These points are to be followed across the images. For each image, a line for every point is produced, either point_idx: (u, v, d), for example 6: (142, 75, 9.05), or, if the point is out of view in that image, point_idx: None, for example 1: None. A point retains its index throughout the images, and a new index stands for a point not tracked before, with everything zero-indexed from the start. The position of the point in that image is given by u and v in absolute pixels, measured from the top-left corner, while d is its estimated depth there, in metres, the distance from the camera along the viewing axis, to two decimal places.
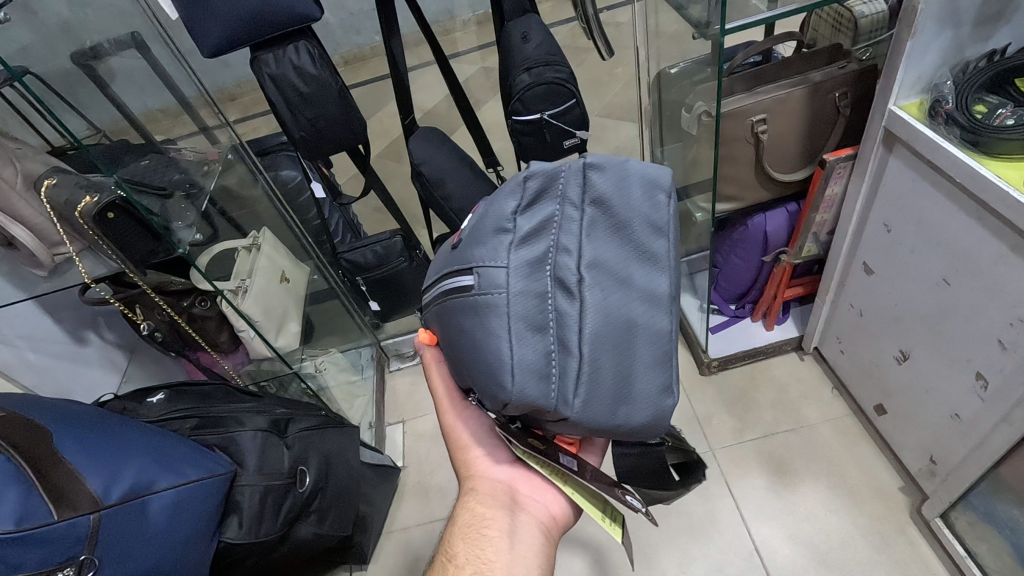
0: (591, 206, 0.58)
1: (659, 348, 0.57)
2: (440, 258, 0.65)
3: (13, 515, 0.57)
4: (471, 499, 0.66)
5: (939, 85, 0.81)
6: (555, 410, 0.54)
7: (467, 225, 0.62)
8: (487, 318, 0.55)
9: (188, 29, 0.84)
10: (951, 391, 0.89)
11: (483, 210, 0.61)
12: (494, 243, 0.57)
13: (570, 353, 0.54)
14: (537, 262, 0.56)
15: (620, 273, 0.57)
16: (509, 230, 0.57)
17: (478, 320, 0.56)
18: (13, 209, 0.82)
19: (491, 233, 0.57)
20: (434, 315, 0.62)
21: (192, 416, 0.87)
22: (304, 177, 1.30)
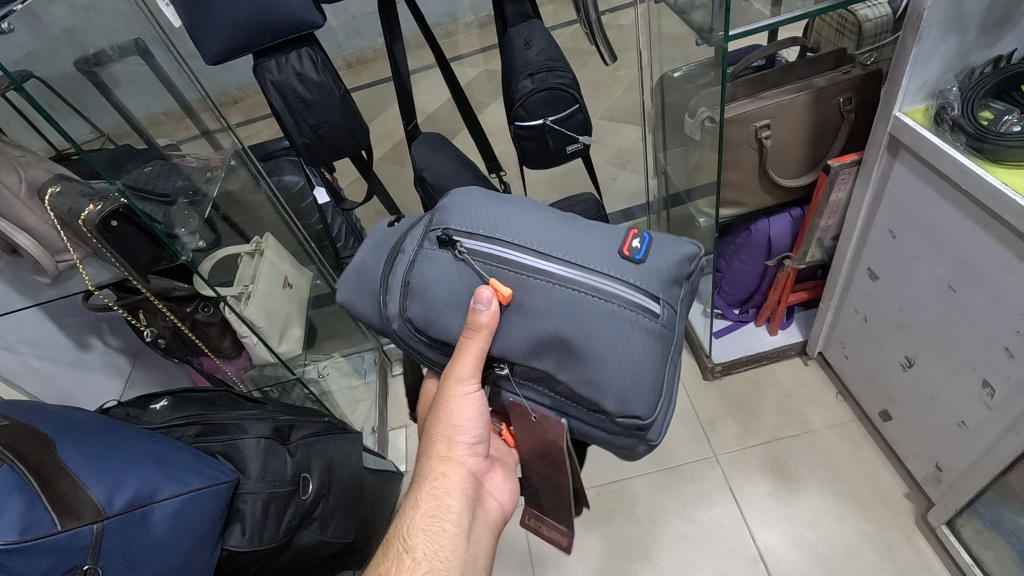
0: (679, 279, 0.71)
1: None
2: (580, 245, 0.65)
3: (14, 526, 0.57)
4: (439, 489, 0.68)
5: (944, 92, 0.81)
6: (654, 437, 0.65)
7: (637, 242, 0.66)
8: (635, 336, 0.62)
9: (191, 36, 0.84)
10: (957, 398, 0.89)
11: (654, 242, 0.67)
12: (665, 282, 0.65)
13: (668, 396, 0.67)
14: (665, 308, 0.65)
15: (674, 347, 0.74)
16: (676, 285, 0.67)
17: (637, 340, 0.62)
18: (17, 217, 0.82)
19: (661, 273, 0.65)
20: (562, 293, 0.62)
21: (195, 423, 0.87)
22: (306, 182, 1.31)
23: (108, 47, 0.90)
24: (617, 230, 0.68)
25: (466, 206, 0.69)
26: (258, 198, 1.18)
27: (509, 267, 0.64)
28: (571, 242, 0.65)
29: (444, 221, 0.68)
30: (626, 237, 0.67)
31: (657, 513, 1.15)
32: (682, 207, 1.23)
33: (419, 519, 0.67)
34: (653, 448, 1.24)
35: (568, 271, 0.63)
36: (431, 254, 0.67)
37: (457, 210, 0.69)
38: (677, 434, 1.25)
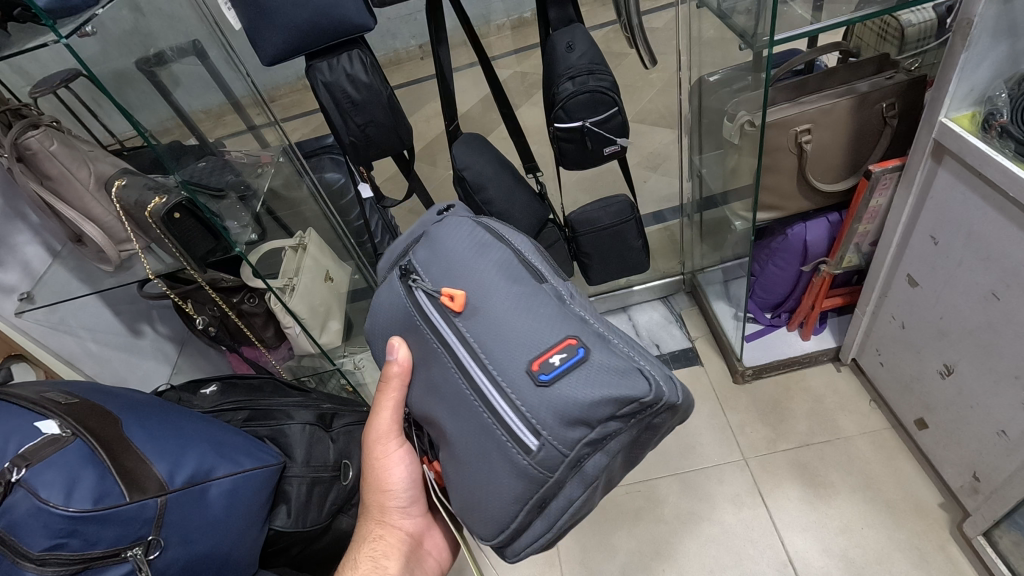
0: (639, 427, 0.59)
1: None
2: (536, 406, 0.57)
3: (90, 495, 0.61)
4: (378, 551, 0.71)
5: (992, 98, 0.80)
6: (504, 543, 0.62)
7: (557, 359, 0.57)
8: (496, 460, 0.59)
9: (251, 39, 0.88)
10: (998, 408, 0.88)
11: (591, 369, 0.57)
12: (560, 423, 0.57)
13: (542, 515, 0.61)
14: (577, 460, 0.58)
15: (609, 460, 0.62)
16: (586, 425, 0.56)
17: (492, 452, 0.59)
18: (85, 208, 0.89)
19: (565, 405, 0.56)
20: (464, 398, 0.62)
21: (243, 408, 0.91)
22: (347, 180, 1.34)
23: (168, 47, 0.91)
24: (552, 327, 0.60)
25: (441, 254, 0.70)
26: (300, 195, 1.22)
27: (428, 327, 0.66)
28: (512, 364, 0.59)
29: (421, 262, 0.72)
30: (546, 347, 0.58)
31: (685, 515, 1.16)
32: (716, 210, 1.24)
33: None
34: (682, 449, 1.25)
35: (468, 362, 0.62)
36: (394, 288, 0.72)
37: (435, 245, 0.72)
38: (705, 436, 1.26)
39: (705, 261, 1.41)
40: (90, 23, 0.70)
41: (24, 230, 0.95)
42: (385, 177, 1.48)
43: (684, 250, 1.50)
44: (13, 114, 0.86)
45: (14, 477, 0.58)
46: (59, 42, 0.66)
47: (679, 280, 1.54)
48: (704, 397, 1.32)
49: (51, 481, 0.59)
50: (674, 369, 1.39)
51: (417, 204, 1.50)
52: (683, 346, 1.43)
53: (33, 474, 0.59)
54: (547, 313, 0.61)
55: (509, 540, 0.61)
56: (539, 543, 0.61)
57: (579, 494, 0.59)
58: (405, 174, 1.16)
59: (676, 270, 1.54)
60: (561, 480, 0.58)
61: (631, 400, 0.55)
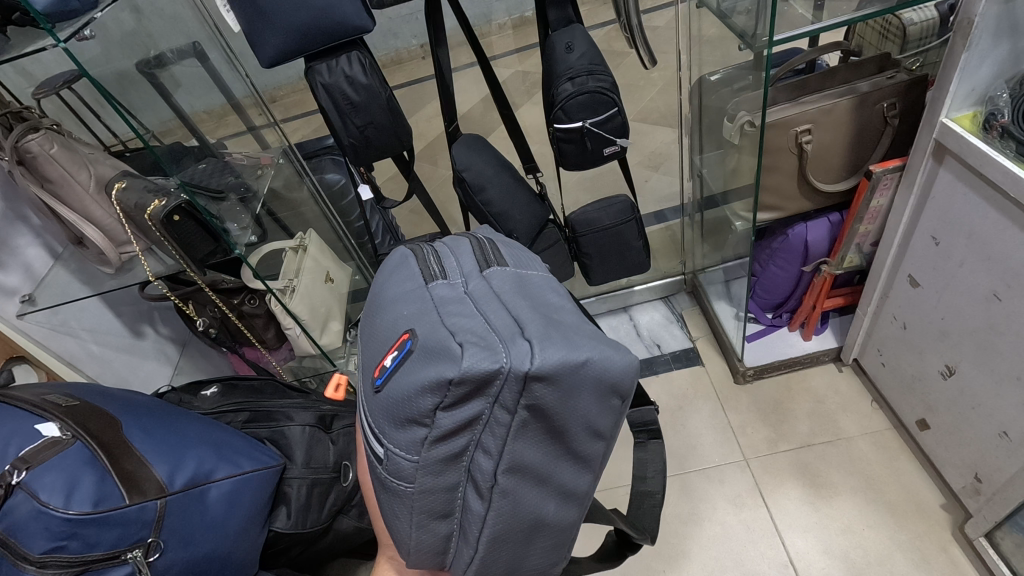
0: (527, 409, 0.48)
1: (557, 538, 0.56)
2: (376, 417, 0.52)
3: (90, 498, 0.61)
4: None
5: (994, 97, 0.80)
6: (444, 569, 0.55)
7: (389, 360, 0.52)
8: (376, 479, 0.55)
9: (250, 42, 0.88)
10: (1000, 409, 0.87)
11: (420, 363, 0.49)
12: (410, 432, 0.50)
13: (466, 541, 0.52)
14: (455, 457, 0.50)
15: (537, 471, 0.52)
16: (422, 425, 0.49)
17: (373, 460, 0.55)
18: (86, 210, 0.89)
19: (397, 404, 0.49)
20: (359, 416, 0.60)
21: (244, 409, 0.91)
22: (347, 181, 1.34)
23: (169, 50, 0.91)
24: (401, 324, 0.55)
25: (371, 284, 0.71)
26: (301, 196, 1.22)
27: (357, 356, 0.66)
28: (368, 372, 0.56)
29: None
30: (390, 348, 0.54)
31: (686, 516, 1.15)
32: (717, 210, 1.24)
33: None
34: (683, 450, 1.25)
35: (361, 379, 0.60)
36: None
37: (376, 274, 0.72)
38: (706, 436, 1.25)
39: (706, 260, 1.41)
40: (89, 27, 0.70)
41: (26, 232, 0.96)
42: (385, 177, 1.48)
43: (686, 249, 1.50)
44: (14, 117, 0.86)
45: (14, 480, 0.58)
46: (58, 45, 0.67)
47: (680, 280, 1.53)
48: (705, 397, 1.32)
49: (52, 484, 0.60)
50: (676, 369, 1.39)
51: (417, 204, 1.50)
52: (684, 346, 1.43)
53: (34, 477, 0.60)
54: (402, 310, 0.56)
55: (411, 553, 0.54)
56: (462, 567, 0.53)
57: (484, 507, 0.51)
58: (405, 175, 1.16)
59: (677, 270, 1.53)
60: (440, 490, 0.50)
61: (447, 384, 0.47)
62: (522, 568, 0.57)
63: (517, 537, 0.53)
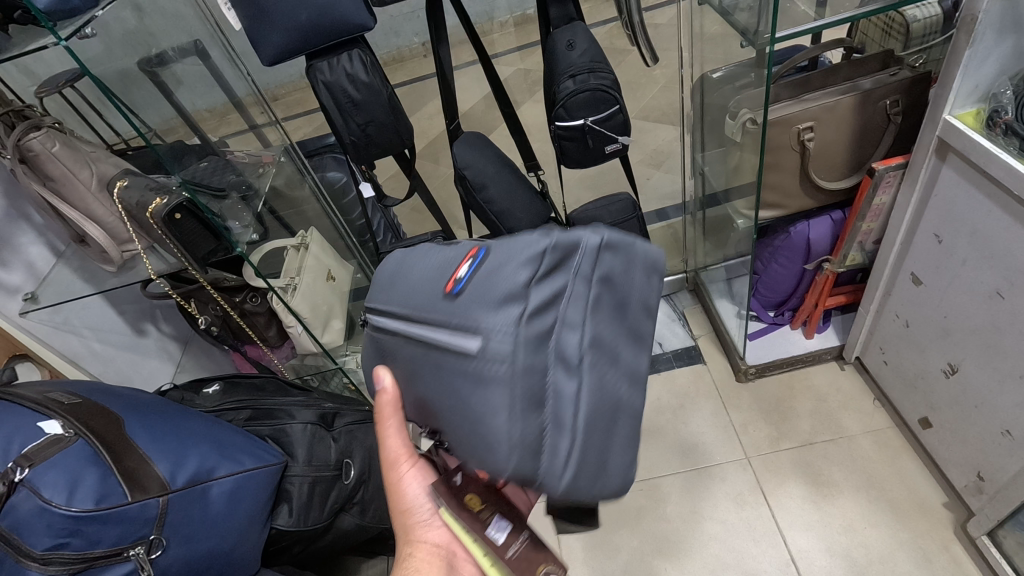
0: (599, 284, 0.50)
1: (635, 430, 0.52)
2: (464, 305, 0.51)
3: (92, 495, 0.61)
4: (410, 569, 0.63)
5: (998, 95, 0.79)
6: (539, 481, 0.47)
7: (463, 270, 0.54)
8: (462, 386, 0.50)
9: (251, 40, 0.88)
10: (1003, 408, 0.87)
11: (500, 253, 0.51)
12: (501, 309, 0.49)
13: (562, 430, 0.47)
14: (541, 342, 0.48)
15: (611, 350, 0.50)
16: (518, 299, 0.48)
17: (453, 369, 0.52)
18: (87, 209, 0.89)
19: (490, 293, 0.50)
20: (416, 354, 0.57)
21: (245, 407, 0.92)
22: (349, 179, 1.35)
23: (170, 48, 0.91)
24: (461, 253, 0.56)
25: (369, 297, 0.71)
26: (302, 194, 1.22)
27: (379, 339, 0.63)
28: (427, 294, 0.57)
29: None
30: (457, 266, 0.55)
31: (688, 514, 1.15)
32: (719, 208, 1.24)
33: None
34: (684, 448, 1.24)
35: (410, 326, 0.58)
36: None
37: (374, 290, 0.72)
38: (708, 435, 1.25)
39: (708, 258, 1.40)
40: (90, 25, 0.70)
41: (29, 231, 0.96)
42: (387, 175, 1.48)
43: (687, 247, 1.49)
44: (16, 115, 0.86)
45: (17, 477, 0.59)
46: (58, 44, 0.66)
47: (682, 278, 1.53)
48: (706, 395, 1.32)
49: (54, 481, 0.60)
50: (677, 367, 1.38)
51: (418, 202, 1.50)
52: (685, 344, 1.43)
53: (37, 474, 0.60)
54: (447, 253, 0.59)
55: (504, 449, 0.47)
56: (569, 455, 0.47)
57: (576, 384, 0.48)
58: (406, 173, 1.16)
59: (679, 268, 1.53)
60: (536, 366, 0.47)
61: (545, 252, 0.48)
62: (607, 473, 0.49)
63: (602, 426, 0.49)
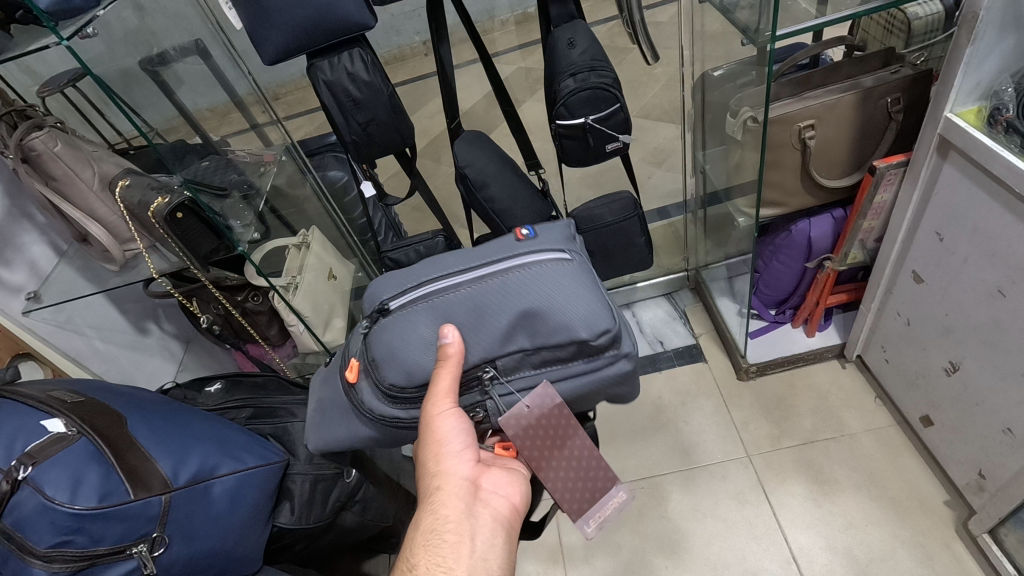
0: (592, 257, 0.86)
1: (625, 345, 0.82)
2: (536, 244, 0.78)
3: (95, 493, 0.61)
4: (436, 502, 0.64)
5: (999, 92, 0.79)
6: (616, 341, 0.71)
7: (524, 232, 0.81)
8: (556, 279, 0.72)
9: (252, 39, 0.88)
10: (1004, 405, 0.87)
11: (542, 230, 0.83)
12: (563, 243, 0.80)
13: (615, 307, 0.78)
14: None
15: None
16: (570, 242, 0.81)
17: (537, 274, 0.72)
18: (90, 208, 0.90)
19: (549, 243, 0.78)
20: (500, 283, 0.72)
21: (247, 405, 0.93)
22: (349, 177, 1.32)
23: (172, 47, 0.91)
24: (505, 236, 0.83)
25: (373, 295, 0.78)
26: (304, 193, 1.22)
27: (439, 296, 0.73)
28: (488, 252, 0.78)
29: (377, 295, 0.78)
30: (513, 234, 0.81)
31: (688, 512, 1.15)
32: (720, 206, 1.23)
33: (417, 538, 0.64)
34: (686, 447, 1.25)
35: (479, 275, 0.74)
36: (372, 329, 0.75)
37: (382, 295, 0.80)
38: (709, 433, 1.25)
39: (709, 257, 1.40)
40: (91, 25, 0.70)
41: (31, 230, 0.96)
42: (388, 175, 1.49)
43: (689, 246, 1.49)
44: (18, 115, 0.87)
45: (20, 475, 0.59)
46: (60, 44, 0.66)
47: (683, 277, 1.53)
48: (708, 393, 1.32)
49: (57, 479, 0.60)
50: (678, 366, 1.39)
51: (419, 201, 1.50)
52: (687, 343, 1.43)
53: (39, 472, 0.60)
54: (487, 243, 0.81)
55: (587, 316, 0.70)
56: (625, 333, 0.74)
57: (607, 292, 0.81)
58: (407, 171, 1.16)
59: (680, 266, 1.53)
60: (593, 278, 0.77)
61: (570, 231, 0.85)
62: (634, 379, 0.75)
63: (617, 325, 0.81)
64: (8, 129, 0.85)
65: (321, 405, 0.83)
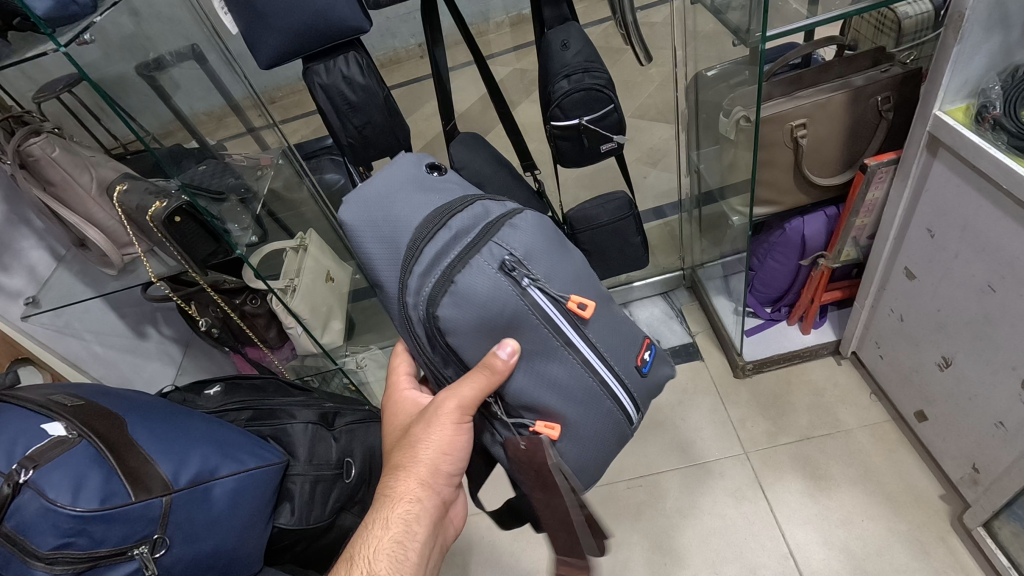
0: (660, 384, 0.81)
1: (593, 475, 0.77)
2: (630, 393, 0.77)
3: (97, 495, 0.62)
4: (409, 516, 0.66)
5: (987, 90, 0.80)
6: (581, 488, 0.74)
7: (648, 354, 0.77)
8: (604, 433, 0.73)
9: (248, 44, 0.88)
10: (997, 398, 0.88)
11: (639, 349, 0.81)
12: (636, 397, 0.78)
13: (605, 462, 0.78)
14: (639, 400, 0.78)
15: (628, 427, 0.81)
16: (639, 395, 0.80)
17: (608, 432, 0.74)
18: (89, 213, 0.90)
19: (649, 389, 0.78)
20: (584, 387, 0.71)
21: (246, 408, 0.92)
22: (346, 180, 1.34)
23: (168, 52, 0.92)
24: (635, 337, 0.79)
25: (531, 248, 0.68)
26: (301, 196, 1.20)
27: (554, 331, 0.68)
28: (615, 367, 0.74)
29: (521, 253, 0.68)
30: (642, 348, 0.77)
31: (687, 510, 1.16)
32: (715, 205, 1.24)
33: (395, 551, 0.65)
34: (683, 445, 1.25)
35: (594, 359, 0.70)
36: (488, 275, 0.65)
37: (521, 235, 0.69)
38: (706, 431, 1.26)
39: (704, 256, 1.40)
40: (88, 31, 0.71)
41: (30, 235, 0.97)
42: None
43: (684, 246, 1.50)
44: (16, 121, 0.87)
45: (21, 478, 0.59)
46: (58, 50, 0.67)
47: (679, 276, 1.54)
48: (705, 392, 1.33)
49: (59, 482, 0.61)
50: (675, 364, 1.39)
51: None
52: (683, 341, 1.43)
53: (41, 475, 0.61)
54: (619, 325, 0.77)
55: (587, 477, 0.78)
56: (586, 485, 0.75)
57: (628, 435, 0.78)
58: None
59: (675, 266, 1.54)
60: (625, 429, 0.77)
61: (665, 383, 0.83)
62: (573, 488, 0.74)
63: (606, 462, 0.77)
64: (7, 136, 0.86)
65: (375, 200, 0.72)
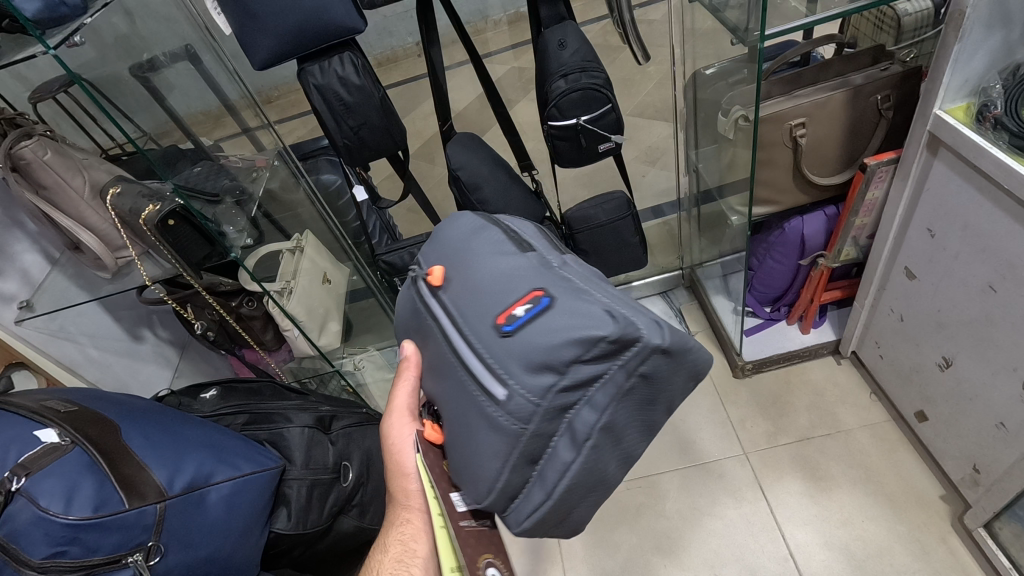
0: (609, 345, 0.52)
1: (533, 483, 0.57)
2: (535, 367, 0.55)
3: (90, 503, 0.61)
4: (405, 534, 0.70)
5: (987, 89, 0.80)
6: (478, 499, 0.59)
7: (520, 310, 0.56)
8: (480, 421, 0.58)
9: (241, 44, 0.87)
10: (998, 399, 0.87)
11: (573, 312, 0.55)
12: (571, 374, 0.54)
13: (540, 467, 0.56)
14: (558, 381, 0.54)
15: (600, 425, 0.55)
16: (556, 372, 0.54)
17: (487, 428, 0.57)
18: (82, 216, 0.89)
19: (527, 354, 0.54)
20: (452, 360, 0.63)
21: (243, 412, 0.92)
22: (343, 181, 1.35)
23: (161, 53, 0.91)
24: (538, 291, 0.57)
25: (440, 246, 0.71)
26: (298, 197, 1.20)
27: (430, 311, 0.67)
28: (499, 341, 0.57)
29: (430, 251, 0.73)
30: (516, 302, 0.57)
31: (687, 511, 1.16)
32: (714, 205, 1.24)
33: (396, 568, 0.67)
34: (682, 445, 1.25)
35: (450, 328, 0.63)
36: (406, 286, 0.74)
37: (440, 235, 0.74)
38: (706, 431, 1.26)
39: (703, 255, 1.40)
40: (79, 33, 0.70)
41: (23, 238, 0.96)
42: (381, 178, 1.49)
43: (683, 245, 1.49)
44: (8, 123, 0.86)
45: (13, 486, 0.59)
46: (47, 52, 0.66)
47: (679, 275, 1.53)
48: (705, 392, 1.32)
49: (51, 490, 0.60)
50: None
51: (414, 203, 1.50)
52: None
53: (33, 483, 0.60)
54: (520, 281, 0.59)
55: (522, 501, 0.58)
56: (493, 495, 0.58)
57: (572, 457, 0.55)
58: (399, 174, 1.16)
59: (675, 266, 1.54)
60: (539, 432, 0.55)
61: (598, 340, 0.52)
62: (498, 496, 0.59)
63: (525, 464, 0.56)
64: None
65: None
